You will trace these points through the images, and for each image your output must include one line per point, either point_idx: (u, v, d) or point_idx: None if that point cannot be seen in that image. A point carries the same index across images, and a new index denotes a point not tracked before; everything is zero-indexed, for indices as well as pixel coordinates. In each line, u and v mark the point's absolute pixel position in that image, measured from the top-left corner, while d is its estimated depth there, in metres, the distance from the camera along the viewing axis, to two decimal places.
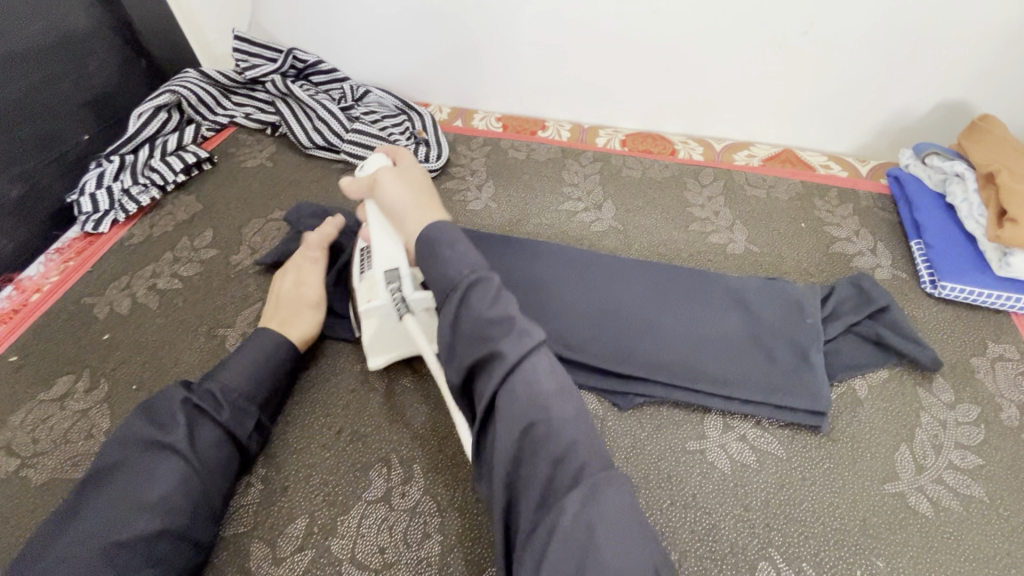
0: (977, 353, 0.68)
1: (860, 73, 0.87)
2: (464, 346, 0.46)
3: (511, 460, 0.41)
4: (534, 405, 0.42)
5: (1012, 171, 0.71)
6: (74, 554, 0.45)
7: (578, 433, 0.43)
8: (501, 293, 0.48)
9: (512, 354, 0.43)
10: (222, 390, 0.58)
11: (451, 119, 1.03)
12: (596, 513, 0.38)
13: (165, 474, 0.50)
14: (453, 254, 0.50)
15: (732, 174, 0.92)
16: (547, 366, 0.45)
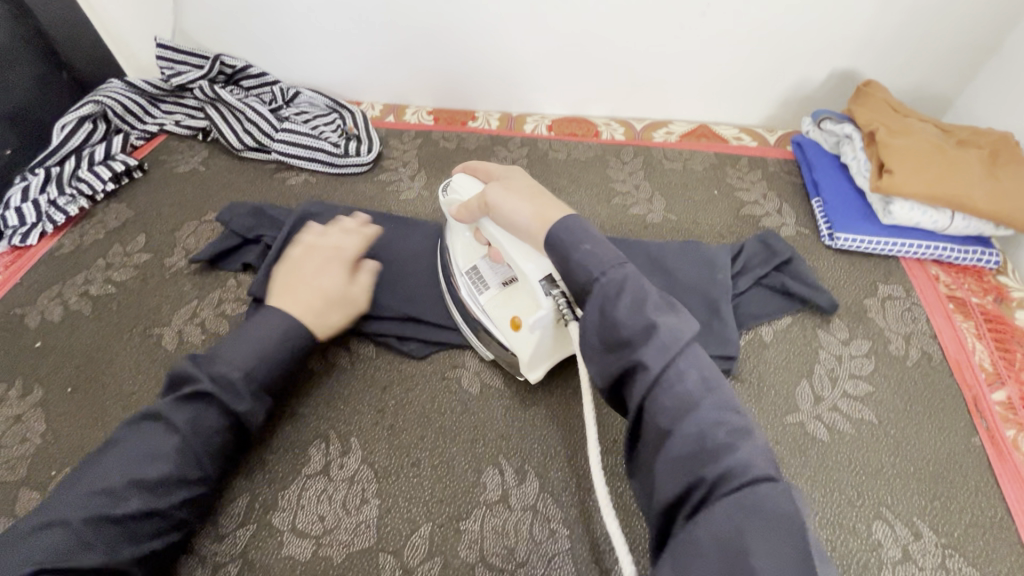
0: (868, 294, 0.75)
1: (759, 49, 0.94)
2: (609, 353, 0.44)
3: (665, 466, 0.40)
4: (682, 411, 0.40)
5: (889, 129, 0.80)
6: (58, 527, 0.45)
7: (731, 435, 0.40)
8: (642, 288, 0.45)
9: (655, 356, 0.42)
10: (230, 372, 0.53)
11: (383, 115, 1.06)
12: (752, 520, 0.35)
13: (159, 450, 0.49)
14: (590, 249, 0.48)
15: (651, 150, 0.97)
16: (696, 369, 0.42)
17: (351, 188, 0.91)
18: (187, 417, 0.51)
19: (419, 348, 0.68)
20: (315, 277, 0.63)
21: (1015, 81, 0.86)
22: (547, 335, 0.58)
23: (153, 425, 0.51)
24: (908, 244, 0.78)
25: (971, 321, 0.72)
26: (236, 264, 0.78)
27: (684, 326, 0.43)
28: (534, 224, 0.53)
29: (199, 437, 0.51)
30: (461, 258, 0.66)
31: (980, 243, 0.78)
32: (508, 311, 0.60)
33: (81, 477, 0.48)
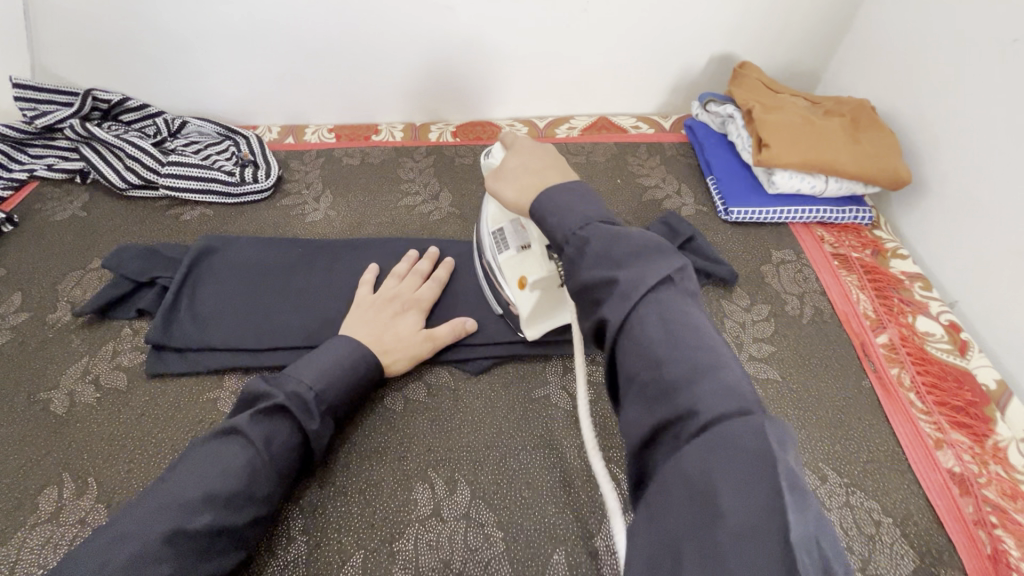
0: (763, 262, 0.80)
1: (642, 40, 0.98)
2: (582, 302, 0.44)
3: (648, 416, 0.36)
4: (650, 356, 0.37)
5: (764, 106, 0.86)
6: (129, 551, 0.41)
7: (698, 371, 0.35)
8: (620, 233, 0.43)
9: (621, 305, 0.39)
10: (304, 391, 0.54)
11: (281, 137, 1.02)
12: (720, 457, 0.30)
13: (231, 464, 0.48)
14: (557, 221, 0.48)
15: (555, 146, 1.00)
16: (666, 306, 0.38)
17: (252, 216, 0.87)
18: (262, 434, 0.50)
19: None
20: (393, 321, 0.65)
21: (866, 52, 0.95)
22: (551, 293, 0.62)
23: (227, 440, 0.50)
24: (793, 210, 0.84)
25: (854, 274, 0.79)
26: (129, 311, 0.73)
27: (655, 267, 0.40)
28: (523, 200, 0.55)
29: (271, 456, 0.50)
30: (492, 221, 0.68)
31: (854, 203, 0.85)
32: (517, 271, 0.63)
33: (141, 497, 0.46)
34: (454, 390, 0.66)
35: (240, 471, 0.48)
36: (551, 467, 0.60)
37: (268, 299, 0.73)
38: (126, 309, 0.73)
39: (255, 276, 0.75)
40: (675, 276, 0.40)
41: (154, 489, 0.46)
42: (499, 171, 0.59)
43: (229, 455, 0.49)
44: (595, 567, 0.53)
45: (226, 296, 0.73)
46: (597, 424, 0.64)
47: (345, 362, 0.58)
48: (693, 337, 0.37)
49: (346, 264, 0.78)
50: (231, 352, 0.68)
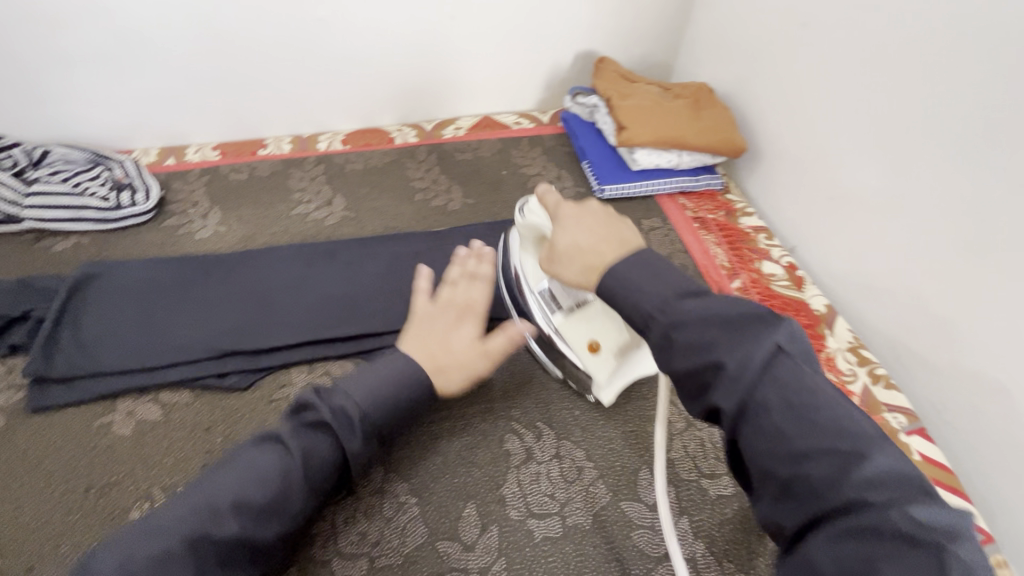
0: (635, 231, 0.90)
1: (512, 42, 1.07)
2: (682, 378, 0.40)
3: (781, 492, 0.35)
4: (785, 446, 0.35)
5: (619, 92, 0.96)
6: (150, 549, 0.43)
7: (845, 461, 0.33)
8: (722, 310, 0.40)
9: (731, 394, 0.37)
10: (346, 405, 0.51)
11: (161, 159, 0.99)
12: (886, 555, 0.30)
13: (266, 474, 0.47)
14: (623, 293, 0.44)
15: (442, 146, 1.05)
16: (793, 386, 0.37)
17: (135, 240, 0.85)
18: (303, 445, 0.49)
19: (241, 379, 0.68)
20: (447, 335, 0.59)
21: (704, 43, 1.09)
22: (627, 360, 0.62)
23: (270, 446, 0.49)
24: (658, 183, 0.95)
25: (711, 233, 0.91)
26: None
27: (763, 341, 0.38)
28: (587, 283, 0.49)
29: (309, 469, 0.49)
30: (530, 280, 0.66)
31: (707, 171, 0.97)
32: (587, 336, 0.64)
33: (175, 497, 0.47)
34: None
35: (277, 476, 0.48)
36: (458, 432, 0.64)
37: (159, 317, 0.72)
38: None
39: (142, 298, 0.74)
40: (788, 345, 0.38)
41: (189, 490, 0.47)
42: (552, 248, 0.53)
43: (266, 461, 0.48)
44: (503, 514, 0.58)
45: (113, 321, 0.71)
46: (499, 387, 0.68)
47: (397, 377, 0.53)
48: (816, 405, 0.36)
49: (240, 274, 0.78)
50: (122, 375, 0.67)
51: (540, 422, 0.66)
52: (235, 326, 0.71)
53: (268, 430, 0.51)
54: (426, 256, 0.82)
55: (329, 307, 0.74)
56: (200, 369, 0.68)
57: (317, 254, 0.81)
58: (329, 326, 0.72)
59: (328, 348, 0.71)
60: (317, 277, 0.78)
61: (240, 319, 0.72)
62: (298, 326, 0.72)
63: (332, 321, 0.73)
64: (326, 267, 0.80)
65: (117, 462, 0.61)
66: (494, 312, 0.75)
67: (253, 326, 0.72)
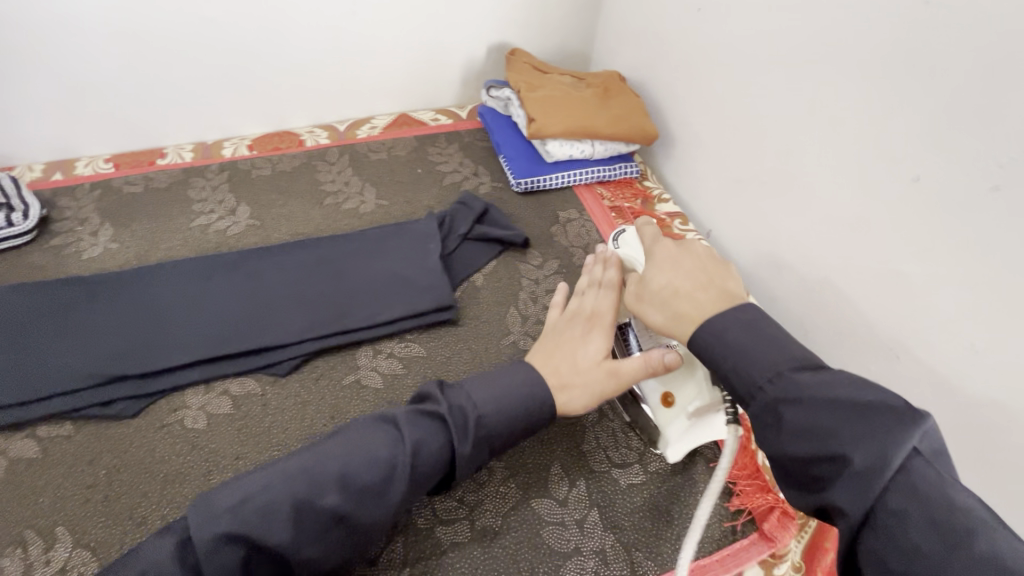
0: (553, 223, 0.89)
1: (422, 37, 1.04)
2: (792, 448, 0.43)
3: (884, 563, 0.37)
4: (901, 536, 0.37)
5: (529, 83, 0.95)
6: (259, 497, 0.45)
7: (959, 547, 0.35)
8: (848, 393, 0.42)
9: (859, 496, 0.39)
10: (467, 407, 0.52)
11: (45, 175, 0.92)
12: None
13: (378, 455, 0.47)
14: (733, 364, 0.48)
15: (355, 146, 1.01)
16: (917, 459, 0.39)
17: (13, 263, 0.78)
18: (414, 436, 0.49)
19: (128, 406, 0.64)
20: (576, 347, 0.59)
21: (615, 32, 1.10)
22: (702, 421, 0.57)
23: (384, 429, 0.50)
24: (572, 174, 0.94)
25: (626, 221, 0.91)
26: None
27: (902, 444, 0.39)
28: (675, 328, 0.54)
29: (417, 463, 0.49)
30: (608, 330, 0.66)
31: (622, 160, 0.98)
32: (662, 387, 0.60)
33: (296, 452, 0.48)
34: (263, 395, 0.66)
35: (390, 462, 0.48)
36: None
37: (37, 347, 0.67)
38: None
39: (17, 327, 0.68)
40: (926, 441, 0.40)
41: (304, 453, 0.48)
42: (641, 287, 0.58)
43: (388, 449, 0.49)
44: (409, 522, 0.56)
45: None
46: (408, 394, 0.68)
47: (521, 392, 0.54)
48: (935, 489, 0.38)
49: (130, 295, 0.73)
50: None
51: None
52: (120, 349, 0.67)
53: (396, 413, 0.51)
54: (334, 262, 0.79)
55: (228, 322, 0.71)
56: (81, 400, 0.63)
57: (216, 267, 0.76)
58: (226, 342, 0.69)
59: (226, 366, 0.68)
60: (214, 291, 0.74)
61: (127, 342, 0.67)
62: (192, 344, 0.68)
63: (230, 338, 0.69)
64: (226, 280, 0.76)
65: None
66: (404, 317, 0.73)
67: (142, 348, 0.67)
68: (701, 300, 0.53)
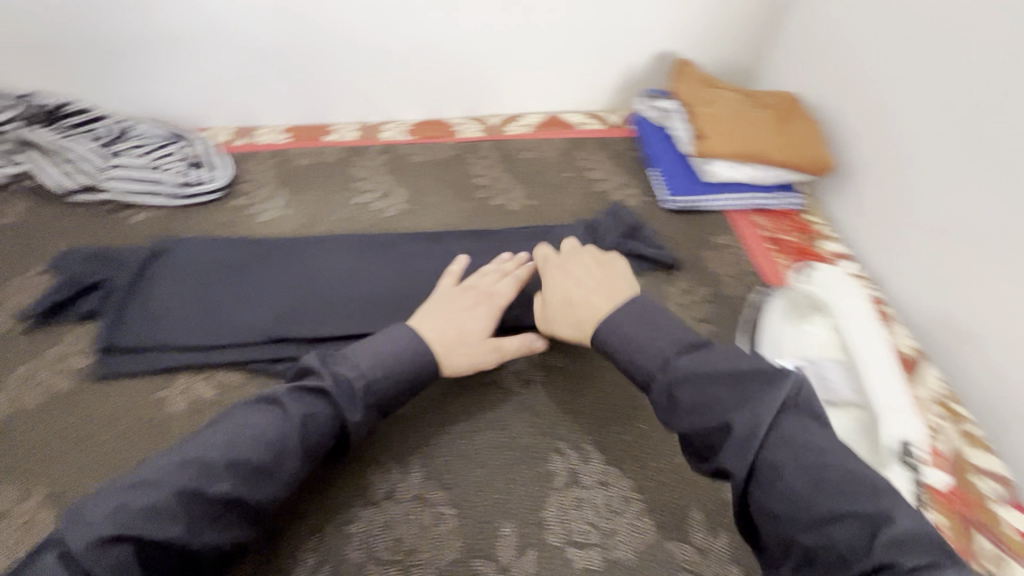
0: (704, 247, 0.84)
1: (588, 39, 1.02)
2: (692, 419, 0.46)
3: (777, 523, 0.41)
4: (785, 497, 0.41)
5: (698, 100, 0.91)
6: (130, 503, 0.42)
7: (866, 522, 0.38)
8: (723, 366, 0.47)
9: (744, 457, 0.43)
10: (358, 378, 0.53)
11: (233, 139, 1.02)
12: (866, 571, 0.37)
13: (262, 435, 0.48)
14: (631, 344, 0.53)
15: (506, 143, 1.02)
16: (796, 423, 0.44)
17: (202, 217, 0.87)
18: (301, 407, 0.50)
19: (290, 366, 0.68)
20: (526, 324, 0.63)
21: (793, 48, 1.01)
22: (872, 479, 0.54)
23: (266, 409, 0.50)
24: (730, 198, 0.88)
25: (787, 254, 0.84)
26: (73, 316, 0.72)
27: (768, 406, 0.44)
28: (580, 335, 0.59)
29: (304, 434, 0.49)
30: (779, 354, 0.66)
31: (786, 190, 0.90)
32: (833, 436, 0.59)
33: (160, 454, 0.47)
34: None
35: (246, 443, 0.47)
36: (503, 446, 0.62)
37: (220, 298, 0.73)
38: (69, 313, 0.72)
39: (205, 277, 0.75)
40: (790, 398, 0.46)
41: (173, 449, 0.47)
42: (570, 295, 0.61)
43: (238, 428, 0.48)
44: (543, 538, 0.56)
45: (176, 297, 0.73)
46: (547, 403, 0.66)
47: (405, 355, 0.55)
48: (810, 452, 0.43)
49: (299, 261, 0.78)
50: (179, 350, 0.68)
51: (587, 445, 0.63)
52: (288, 312, 0.72)
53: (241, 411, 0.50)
54: (482, 257, 0.79)
55: (381, 301, 0.73)
56: (252, 353, 0.68)
57: (374, 247, 0.80)
58: (378, 321, 0.71)
59: (377, 343, 0.70)
60: (372, 270, 0.77)
61: (294, 306, 0.72)
62: (349, 317, 0.71)
63: (382, 316, 0.72)
64: (382, 261, 0.79)
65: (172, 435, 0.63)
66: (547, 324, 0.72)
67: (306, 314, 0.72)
68: (605, 292, 0.59)
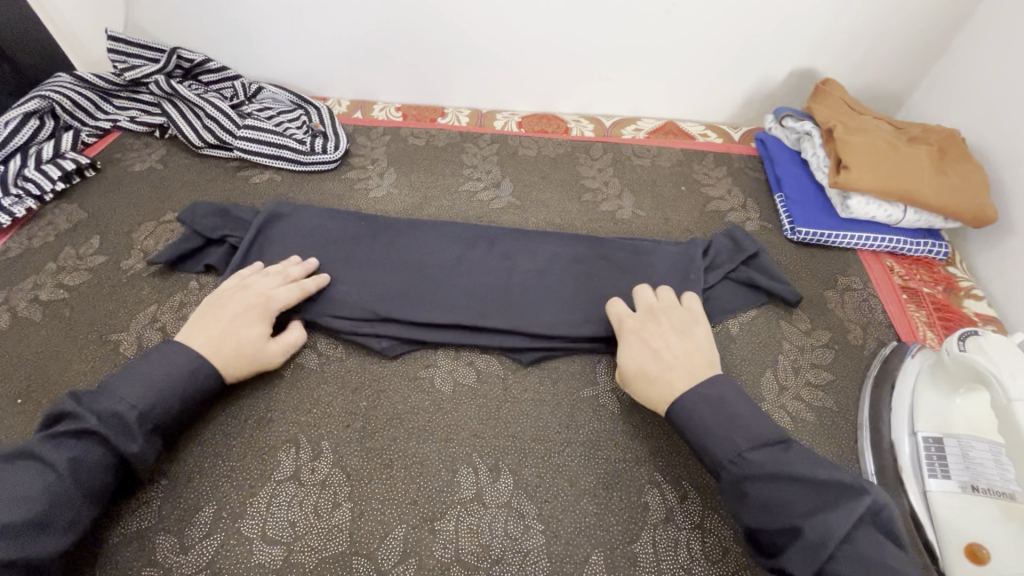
0: (828, 287, 0.78)
1: (724, 46, 0.95)
2: (759, 517, 0.48)
3: None
4: None
5: (846, 126, 0.83)
6: None
7: None
8: (801, 471, 0.47)
9: (810, 563, 0.44)
10: (120, 410, 0.52)
11: (350, 111, 1.04)
12: None
13: (24, 491, 0.46)
14: (712, 428, 0.52)
15: (619, 147, 0.98)
16: (871, 538, 0.45)
17: (317, 186, 0.89)
18: (65, 456, 0.48)
19: (389, 347, 0.69)
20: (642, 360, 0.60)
21: (960, 78, 0.90)
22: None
23: (18, 463, 0.48)
24: (865, 237, 0.81)
25: (922, 309, 0.76)
26: (196, 266, 0.76)
27: (845, 516, 0.45)
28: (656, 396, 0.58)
29: (75, 481, 0.48)
30: (920, 423, 0.59)
31: (930, 236, 0.81)
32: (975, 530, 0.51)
33: None
34: (504, 380, 0.67)
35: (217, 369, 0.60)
36: (596, 468, 0.60)
37: (329, 269, 0.74)
38: (194, 263, 0.76)
39: (316, 245, 0.77)
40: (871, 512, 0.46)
41: None
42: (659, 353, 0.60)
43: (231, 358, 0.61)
44: (632, 573, 0.53)
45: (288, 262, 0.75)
46: (645, 429, 0.63)
47: (181, 377, 0.56)
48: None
49: (405, 243, 0.78)
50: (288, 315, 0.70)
51: (686, 482, 0.59)
52: (393, 292, 0.71)
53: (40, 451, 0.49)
54: (588, 263, 0.76)
55: (484, 296, 0.71)
56: (355, 328, 0.69)
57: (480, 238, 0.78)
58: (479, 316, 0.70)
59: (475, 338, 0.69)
60: (476, 262, 0.75)
61: (399, 288, 0.72)
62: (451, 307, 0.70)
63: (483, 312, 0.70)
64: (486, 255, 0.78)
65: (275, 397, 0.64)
66: None
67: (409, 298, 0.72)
68: (687, 371, 0.58)
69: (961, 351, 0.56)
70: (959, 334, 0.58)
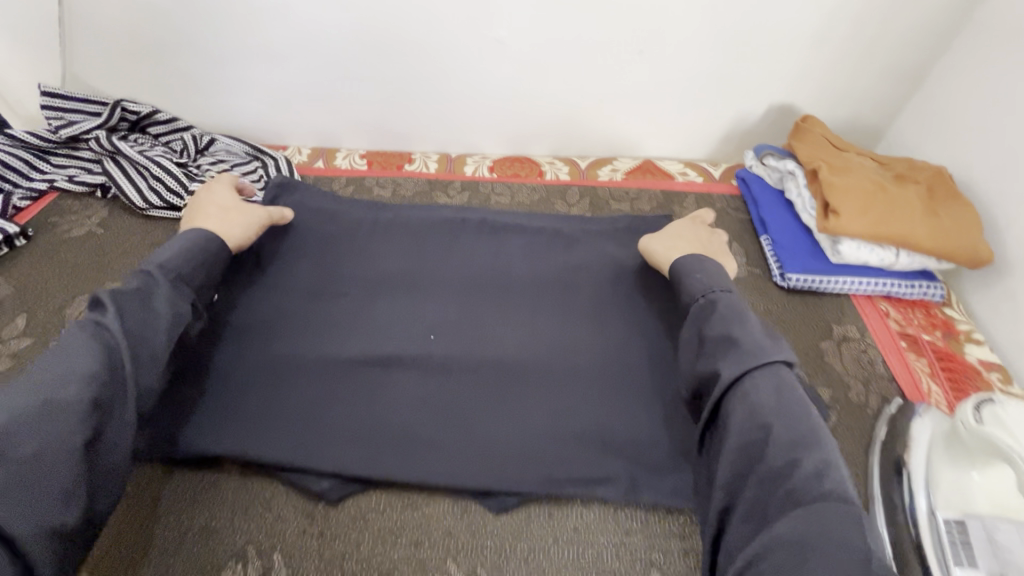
0: (824, 337, 0.73)
1: (699, 84, 0.92)
2: (711, 336, 0.57)
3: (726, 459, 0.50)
4: (758, 424, 0.49)
5: (830, 166, 0.79)
6: None
7: (817, 479, 0.45)
8: (753, 320, 0.58)
9: (741, 357, 0.53)
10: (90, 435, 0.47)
11: (311, 160, 0.98)
12: (820, 538, 0.41)
13: None
14: (699, 279, 0.64)
15: (597, 190, 0.94)
16: (789, 382, 0.52)
17: None
18: None
19: (334, 487, 0.57)
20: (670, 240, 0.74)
21: (941, 110, 0.88)
22: None
23: None
24: (857, 281, 0.77)
25: (924, 359, 0.71)
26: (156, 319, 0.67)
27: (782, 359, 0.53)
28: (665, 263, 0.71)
29: None
30: (939, 503, 0.54)
31: (925, 277, 0.78)
32: None
33: None
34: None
35: (204, 269, 0.63)
36: (587, 567, 0.53)
37: (253, 434, 0.59)
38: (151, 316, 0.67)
39: (274, 316, 0.70)
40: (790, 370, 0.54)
41: None
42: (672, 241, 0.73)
43: (206, 245, 0.64)
44: None
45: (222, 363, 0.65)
46: (641, 521, 0.57)
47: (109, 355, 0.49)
48: (795, 421, 0.49)
49: (376, 313, 0.71)
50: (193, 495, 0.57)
51: None
52: (329, 457, 0.58)
53: None
54: (567, 325, 0.70)
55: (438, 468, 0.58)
56: (295, 462, 0.57)
57: (444, 370, 0.65)
58: (447, 425, 0.61)
59: (443, 463, 0.58)
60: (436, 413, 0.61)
61: (340, 457, 0.58)
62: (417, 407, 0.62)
63: (449, 459, 0.58)
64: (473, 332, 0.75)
65: (233, 504, 0.57)
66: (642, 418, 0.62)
67: (360, 457, 0.58)
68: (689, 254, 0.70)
69: (979, 425, 0.51)
70: (974, 400, 0.54)
